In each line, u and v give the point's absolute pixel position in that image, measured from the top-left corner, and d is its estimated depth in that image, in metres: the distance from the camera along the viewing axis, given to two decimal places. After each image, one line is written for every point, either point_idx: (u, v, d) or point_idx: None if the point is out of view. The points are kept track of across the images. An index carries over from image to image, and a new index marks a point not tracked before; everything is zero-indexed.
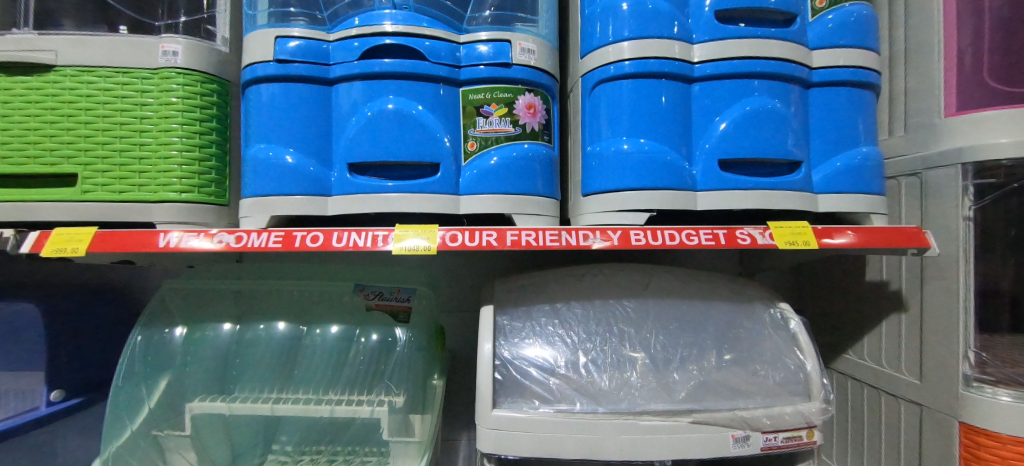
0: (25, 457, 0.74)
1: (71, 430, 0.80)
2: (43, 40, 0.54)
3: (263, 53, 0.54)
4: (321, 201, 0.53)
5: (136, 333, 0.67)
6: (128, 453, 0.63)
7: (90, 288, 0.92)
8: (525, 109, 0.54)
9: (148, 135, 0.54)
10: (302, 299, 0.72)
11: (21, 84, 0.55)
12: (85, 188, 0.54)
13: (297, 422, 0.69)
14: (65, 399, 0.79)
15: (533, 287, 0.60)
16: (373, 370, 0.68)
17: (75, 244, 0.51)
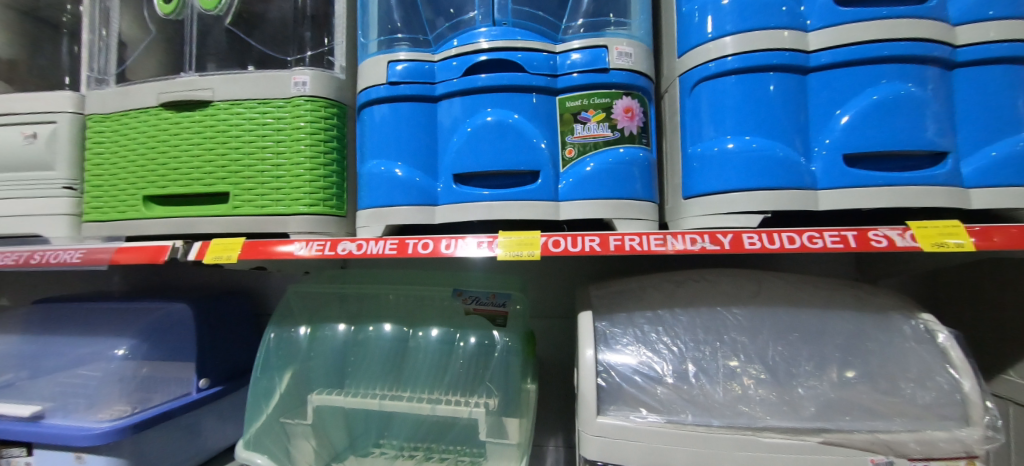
0: (180, 434, 0.88)
1: (211, 414, 0.94)
2: (204, 81, 0.65)
3: (376, 78, 0.60)
4: (429, 210, 0.57)
5: (271, 330, 0.76)
6: (263, 436, 0.70)
7: (228, 292, 1.08)
8: (623, 113, 0.54)
9: (283, 156, 0.62)
10: (407, 303, 0.78)
11: (189, 119, 0.66)
12: (235, 204, 0.63)
13: (407, 420, 0.75)
14: (210, 387, 0.94)
15: (630, 291, 0.59)
16: (474, 374, 0.71)
17: (228, 252, 0.60)
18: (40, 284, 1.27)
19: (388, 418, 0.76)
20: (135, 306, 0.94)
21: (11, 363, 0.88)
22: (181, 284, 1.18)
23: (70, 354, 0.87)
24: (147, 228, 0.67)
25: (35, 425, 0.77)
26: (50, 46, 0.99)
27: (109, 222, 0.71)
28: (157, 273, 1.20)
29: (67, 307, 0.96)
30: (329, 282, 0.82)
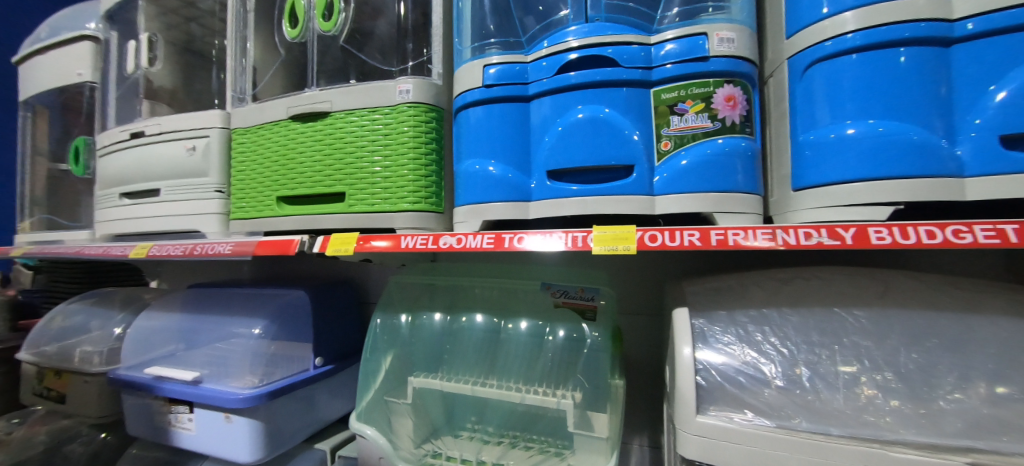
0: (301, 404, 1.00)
1: (325, 389, 1.07)
2: (324, 94, 0.73)
3: (471, 82, 0.63)
4: (523, 206, 0.59)
5: (377, 316, 0.82)
6: (369, 412, 0.76)
7: (337, 282, 1.21)
8: (724, 102, 0.51)
9: (390, 159, 0.68)
10: (497, 295, 0.82)
11: (312, 129, 0.75)
12: (350, 203, 0.70)
13: (500, 408, 0.80)
14: (324, 365, 1.06)
15: (729, 289, 0.57)
16: (563, 366, 0.73)
17: (346, 246, 0.68)
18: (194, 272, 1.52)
19: (483, 406, 0.82)
20: (267, 292, 1.09)
21: (178, 337, 1.09)
22: (299, 275, 1.34)
23: (221, 331, 1.04)
24: (279, 224, 0.78)
25: (195, 387, 0.93)
26: (203, 74, 1.20)
27: (250, 220, 0.83)
28: (280, 264, 1.38)
29: (215, 292, 1.15)
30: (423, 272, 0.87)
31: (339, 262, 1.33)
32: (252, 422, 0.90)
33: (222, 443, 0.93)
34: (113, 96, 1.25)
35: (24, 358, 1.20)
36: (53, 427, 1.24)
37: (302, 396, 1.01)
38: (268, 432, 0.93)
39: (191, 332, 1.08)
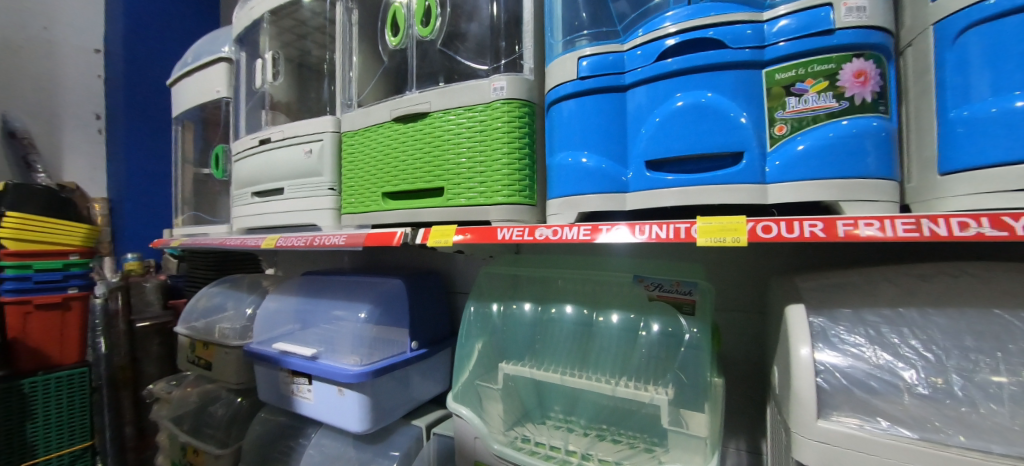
0: (398, 383, 1.09)
1: (419, 371, 1.15)
2: (423, 96, 0.78)
3: (564, 75, 0.64)
4: (619, 198, 0.59)
5: (471, 304, 0.86)
6: (463, 393, 0.80)
7: (429, 273, 1.29)
8: (853, 78, 0.47)
9: (485, 155, 0.72)
10: (587, 286, 0.82)
11: (412, 129, 0.81)
12: (449, 197, 0.75)
13: (592, 402, 0.81)
14: (419, 348, 1.14)
15: (853, 286, 0.51)
16: (659, 361, 0.73)
17: (446, 237, 0.72)
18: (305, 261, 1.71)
19: (575, 398, 0.83)
20: (370, 279, 1.20)
21: (294, 317, 1.25)
22: (395, 265, 1.45)
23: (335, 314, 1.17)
24: (384, 218, 0.85)
25: (313, 362, 1.05)
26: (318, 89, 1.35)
27: (359, 214, 0.92)
28: (378, 255, 1.50)
29: (325, 279, 1.28)
30: (509, 263, 0.88)
31: (430, 253, 1.42)
32: (360, 396, 1.00)
33: (336, 413, 1.04)
34: (243, 107, 1.44)
35: (179, 331, 1.43)
36: (201, 390, 1.48)
37: (401, 376, 1.10)
38: (373, 407, 1.02)
39: (309, 313, 1.22)
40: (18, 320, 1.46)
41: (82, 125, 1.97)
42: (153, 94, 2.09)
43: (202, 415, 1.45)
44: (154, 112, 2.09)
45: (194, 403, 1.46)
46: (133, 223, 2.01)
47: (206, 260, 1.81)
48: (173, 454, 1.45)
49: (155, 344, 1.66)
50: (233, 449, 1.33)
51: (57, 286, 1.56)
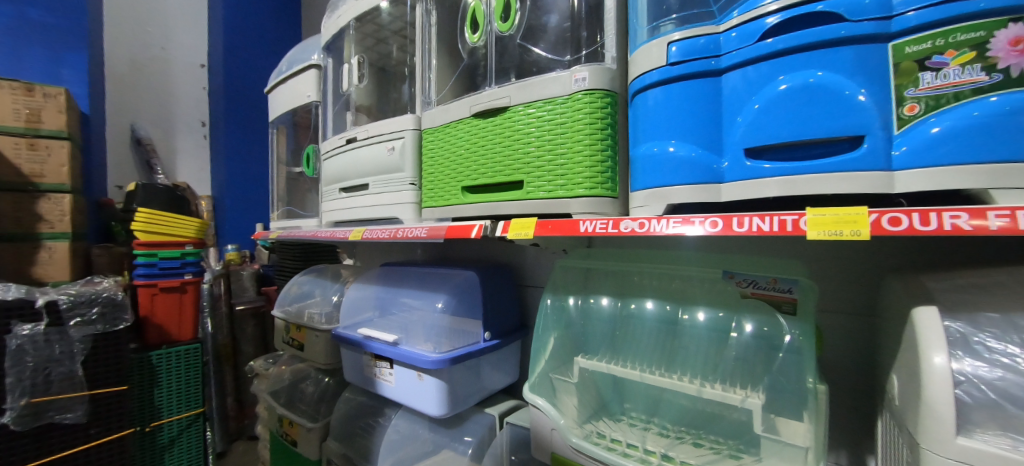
0: (471, 371, 1.13)
1: (490, 361, 1.18)
2: (503, 91, 0.79)
3: (652, 63, 0.61)
4: (714, 189, 0.56)
5: (548, 296, 0.85)
6: (539, 385, 0.81)
7: (501, 265, 1.31)
8: (1009, 46, 0.40)
9: (566, 147, 0.71)
10: (669, 282, 0.79)
11: (492, 123, 0.82)
12: (529, 190, 0.76)
13: (676, 404, 0.78)
14: (492, 339, 1.17)
15: (1002, 287, 0.44)
16: (751, 364, 0.68)
17: (525, 230, 0.73)
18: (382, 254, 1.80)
19: (658, 399, 0.80)
20: (445, 270, 1.24)
21: (374, 305, 1.33)
22: (467, 257, 1.49)
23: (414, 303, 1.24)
24: (463, 211, 0.88)
25: (394, 347, 1.12)
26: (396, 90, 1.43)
27: (439, 208, 0.96)
28: (451, 247, 1.55)
29: (403, 269, 1.35)
30: (585, 257, 0.87)
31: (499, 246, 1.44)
32: (437, 382, 1.05)
33: (416, 397, 1.10)
34: (330, 110, 1.56)
35: (276, 315, 1.58)
36: (293, 368, 1.63)
37: (474, 365, 1.13)
38: (450, 392, 1.06)
39: (390, 302, 1.30)
40: (148, 299, 1.72)
41: (190, 130, 2.47)
42: (246, 103, 2.52)
43: (296, 390, 1.60)
44: (251, 119, 2.55)
45: (288, 379, 1.63)
46: (233, 216, 2.44)
47: (295, 251, 2.08)
48: (272, 424, 1.61)
49: (249, 326, 2.17)
50: (322, 423, 1.43)
51: (176, 271, 1.79)
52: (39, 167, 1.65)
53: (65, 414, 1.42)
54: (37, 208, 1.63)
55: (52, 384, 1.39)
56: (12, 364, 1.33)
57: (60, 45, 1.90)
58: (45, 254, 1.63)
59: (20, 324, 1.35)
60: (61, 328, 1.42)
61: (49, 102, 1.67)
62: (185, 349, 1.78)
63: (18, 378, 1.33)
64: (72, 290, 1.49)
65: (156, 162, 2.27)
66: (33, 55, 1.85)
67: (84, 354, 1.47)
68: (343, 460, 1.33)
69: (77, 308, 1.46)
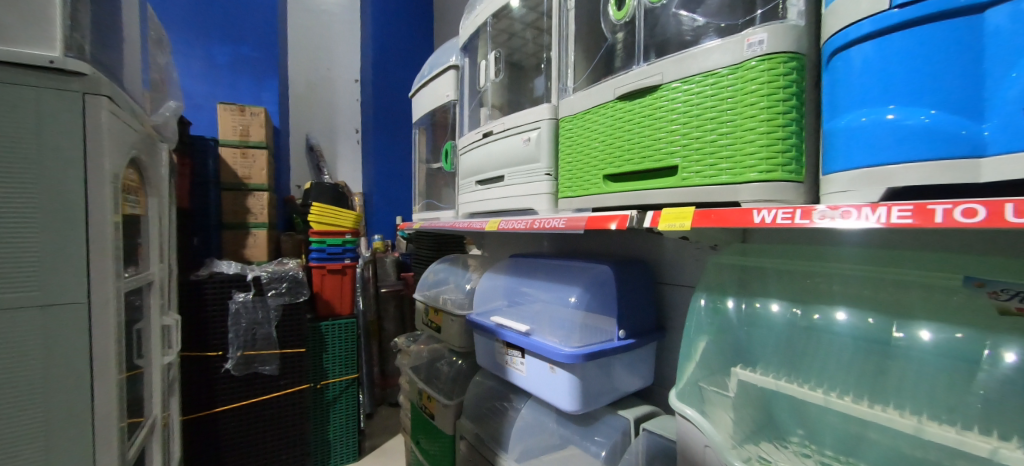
0: (603, 370, 1.07)
1: (625, 361, 1.11)
2: (654, 68, 0.72)
3: (862, 10, 0.48)
4: (972, 166, 0.43)
5: (701, 297, 0.76)
6: (686, 393, 0.72)
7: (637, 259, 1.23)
8: None
9: (734, 124, 0.62)
10: (873, 289, 0.63)
11: (639, 105, 0.76)
12: (684, 176, 0.68)
13: (883, 446, 0.61)
14: (626, 338, 1.08)
15: None
16: (1010, 410, 0.52)
17: (681, 220, 0.66)
18: (507, 245, 1.83)
19: (855, 435, 0.64)
20: (578, 263, 1.20)
21: (503, 293, 1.36)
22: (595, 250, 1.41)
23: (545, 294, 1.23)
24: (606, 201, 0.83)
25: (527, 337, 1.12)
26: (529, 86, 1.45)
27: (577, 198, 0.92)
28: (578, 240, 1.49)
29: (534, 261, 1.35)
30: (742, 255, 0.76)
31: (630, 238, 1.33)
32: (570, 377, 1.02)
33: (547, 389, 1.09)
34: (466, 108, 1.64)
35: (417, 298, 1.72)
36: (431, 348, 1.79)
37: (606, 364, 1.07)
38: (582, 389, 1.03)
39: (522, 293, 1.31)
40: (319, 278, 2.03)
41: (347, 137, 2.86)
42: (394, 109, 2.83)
43: (433, 368, 1.73)
44: (398, 125, 2.87)
45: (426, 357, 1.78)
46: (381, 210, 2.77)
47: (429, 242, 2.29)
48: (413, 396, 1.77)
49: (392, 306, 2.49)
50: (456, 401, 1.51)
51: (337, 256, 2.07)
52: (248, 171, 2.06)
53: (264, 366, 1.77)
54: (246, 203, 2.04)
55: (257, 341, 1.76)
56: (231, 323, 1.70)
57: (262, 73, 2.35)
58: (252, 239, 2.04)
59: (236, 292, 1.72)
60: (263, 297, 1.77)
61: (253, 119, 2.07)
62: (344, 323, 2.05)
63: (236, 335, 1.72)
64: (269, 268, 1.84)
65: (323, 165, 2.71)
66: (244, 82, 2.32)
67: (277, 320, 1.80)
68: (475, 438, 1.37)
69: (273, 282, 1.80)
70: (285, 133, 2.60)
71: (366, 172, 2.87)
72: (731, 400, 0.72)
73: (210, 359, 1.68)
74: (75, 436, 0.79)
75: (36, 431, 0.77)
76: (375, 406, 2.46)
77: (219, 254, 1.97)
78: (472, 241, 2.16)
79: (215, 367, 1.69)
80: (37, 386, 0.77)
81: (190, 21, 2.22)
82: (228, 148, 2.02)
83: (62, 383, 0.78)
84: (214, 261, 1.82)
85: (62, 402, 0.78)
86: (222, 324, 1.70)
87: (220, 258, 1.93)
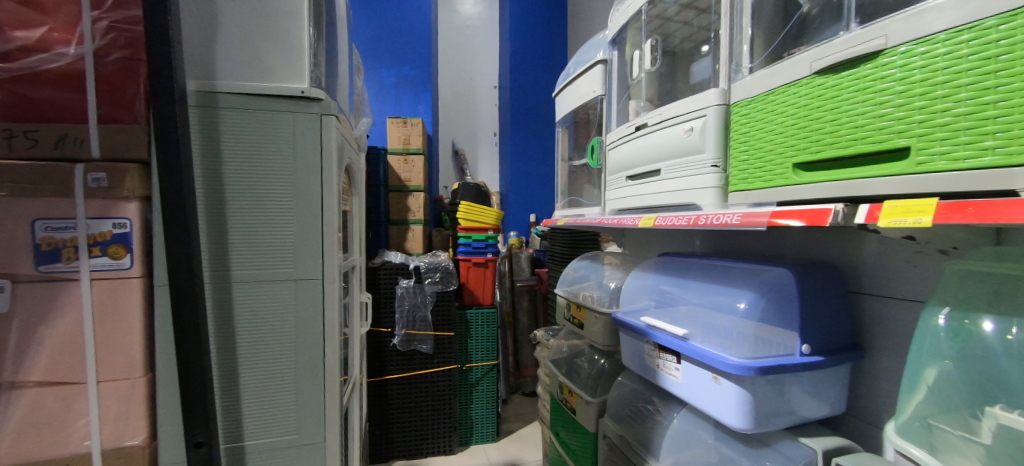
0: (772, 389, 0.89)
1: (807, 381, 0.91)
2: (873, 30, 0.61)
3: None
4: None
5: (938, 313, 0.62)
6: (906, 429, 0.62)
7: (820, 259, 1.00)
8: None
9: (1010, 90, 0.50)
10: None
11: (848, 77, 0.64)
12: (920, 159, 0.56)
13: None
14: (810, 355, 0.87)
15: None
16: None
17: (917, 214, 0.55)
18: (647, 243, 1.70)
19: None
20: (745, 265, 1.03)
21: (648, 293, 1.24)
22: (764, 254, 1.14)
23: (698, 298, 1.09)
24: (797, 193, 0.71)
25: (683, 342, 1.00)
26: (686, 78, 1.35)
27: (754, 190, 0.82)
28: (738, 237, 1.24)
29: (687, 260, 1.20)
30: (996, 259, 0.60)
31: (798, 235, 1.06)
32: (739, 390, 0.88)
33: (708, 400, 0.95)
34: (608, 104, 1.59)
35: (559, 294, 1.72)
36: (570, 343, 1.81)
37: (779, 382, 0.90)
38: (754, 405, 0.88)
39: (673, 294, 1.17)
40: (466, 270, 2.20)
41: (487, 141, 3.14)
42: (534, 112, 2.97)
43: (573, 364, 1.73)
44: (539, 127, 2.98)
45: (566, 352, 1.80)
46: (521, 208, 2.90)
47: (565, 239, 2.32)
48: (553, 388, 1.79)
49: (527, 299, 2.61)
50: (600, 400, 1.48)
51: (480, 250, 2.19)
52: (409, 175, 2.35)
53: (422, 344, 2.01)
54: (408, 203, 2.33)
55: (416, 322, 2.01)
56: (398, 305, 1.98)
57: (420, 89, 2.68)
58: (411, 234, 2.33)
59: (401, 279, 1.98)
60: (421, 284, 2.01)
61: (414, 128, 2.35)
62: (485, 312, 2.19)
63: (402, 315, 1.99)
64: (426, 260, 2.09)
65: (467, 168, 2.97)
66: (406, 98, 2.67)
67: (432, 304, 2.02)
68: (620, 441, 1.33)
69: (430, 271, 2.03)
70: (437, 139, 2.90)
71: (504, 172, 3.05)
72: (983, 449, 0.56)
73: (381, 333, 1.98)
74: (306, 385, 1.00)
75: (288, 377, 0.99)
76: (511, 393, 2.61)
77: (387, 245, 2.31)
78: (610, 238, 2.09)
79: (385, 341, 1.98)
80: (287, 343, 0.99)
81: (367, 51, 2.63)
82: (395, 156, 2.34)
83: (302, 342, 1.00)
84: (384, 252, 2.14)
85: (302, 357, 1.00)
86: (391, 305, 1.98)
87: (387, 249, 2.27)
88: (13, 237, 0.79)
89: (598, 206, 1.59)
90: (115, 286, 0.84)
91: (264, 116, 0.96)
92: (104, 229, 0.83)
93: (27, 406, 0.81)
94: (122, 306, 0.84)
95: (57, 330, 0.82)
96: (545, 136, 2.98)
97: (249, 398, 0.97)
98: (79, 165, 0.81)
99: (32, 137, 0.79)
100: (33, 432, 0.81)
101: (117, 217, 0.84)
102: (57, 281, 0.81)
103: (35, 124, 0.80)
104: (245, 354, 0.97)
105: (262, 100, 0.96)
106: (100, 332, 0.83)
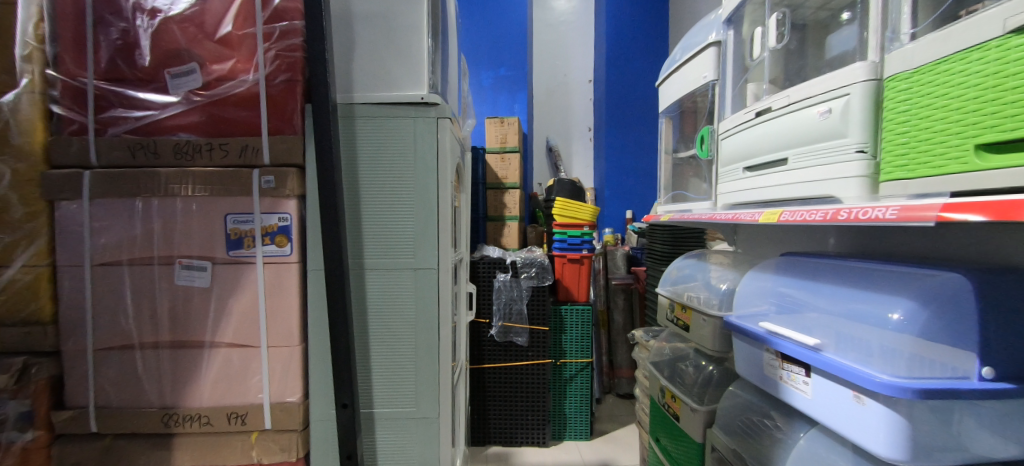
0: (937, 415, 0.75)
1: (990, 412, 0.75)
2: None
3: None
4: None
5: None
6: None
7: (1010, 263, 0.81)
8: None
9: None
10: None
11: None
12: None
13: None
14: (994, 380, 0.72)
15: None
16: None
17: None
18: (762, 241, 1.54)
19: None
20: (899, 269, 0.88)
21: (767, 296, 1.12)
22: (925, 256, 0.96)
23: (831, 305, 0.95)
24: (986, 182, 0.59)
25: (814, 353, 0.88)
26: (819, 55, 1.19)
27: (916, 180, 0.69)
28: (887, 235, 1.06)
29: (817, 260, 1.06)
30: None
31: (976, 234, 0.87)
32: (889, 414, 0.76)
33: (846, 422, 0.83)
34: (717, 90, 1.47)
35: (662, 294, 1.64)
36: (673, 346, 1.70)
37: (948, 408, 0.75)
38: (912, 434, 0.75)
39: (797, 299, 1.04)
40: (560, 266, 2.19)
41: (582, 136, 3.10)
42: (636, 104, 2.86)
43: (676, 368, 1.64)
44: (640, 119, 2.86)
45: (668, 354, 1.69)
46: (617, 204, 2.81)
47: (665, 236, 2.21)
48: (653, 391, 1.71)
49: (621, 298, 2.53)
50: (709, 408, 1.39)
51: (575, 246, 2.15)
52: (506, 172, 2.42)
53: (519, 337, 2.06)
54: (504, 199, 2.41)
55: (513, 315, 2.07)
56: (496, 298, 2.06)
57: (517, 88, 2.75)
58: (506, 230, 2.40)
59: (499, 273, 2.06)
60: (517, 279, 2.07)
61: (510, 128, 2.42)
62: (580, 309, 2.18)
63: (502, 308, 2.06)
64: (522, 255, 2.13)
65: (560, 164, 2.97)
66: (503, 98, 2.76)
67: (528, 298, 2.07)
68: (733, 454, 1.22)
69: (526, 266, 2.08)
70: (532, 137, 2.94)
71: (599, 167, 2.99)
72: None
73: (481, 324, 2.07)
74: (424, 366, 1.10)
75: (409, 357, 1.10)
76: (604, 393, 2.56)
77: (486, 240, 2.42)
78: (720, 236, 1.93)
79: (484, 332, 2.07)
80: (409, 326, 1.09)
81: (469, 55, 2.77)
82: (491, 155, 2.42)
83: (422, 327, 1.09)
84: (484, 247, 2.24)
85: (422, 341, 1.09)
86: (490, 298, 2.07)
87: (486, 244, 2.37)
88: (211, 228, 0.99)
89: (706, 201, 1.48)
90: (280, 270, 1.00)
91: (390, 121, 1.06)
92: (272, 222, 1.00)
93: (220, 363, 1.00)
94: (284, 286, 1.00)
95: (240, 305, 1.00)
96: (647, 129, 2.85)
97: (379, 373, 1.09)
98: (255, 169, 0.98)
99: (224, 149, 0.98)
100: (223, 385, 1.01)
101: (281, 213, 1.00)
102: (240, 264, 0.99)
103: (226, 138, 0.98)
104: (376, 335, 1.09)
105: (389, 107, 1.06)
106: (269, 308, 1.00)
